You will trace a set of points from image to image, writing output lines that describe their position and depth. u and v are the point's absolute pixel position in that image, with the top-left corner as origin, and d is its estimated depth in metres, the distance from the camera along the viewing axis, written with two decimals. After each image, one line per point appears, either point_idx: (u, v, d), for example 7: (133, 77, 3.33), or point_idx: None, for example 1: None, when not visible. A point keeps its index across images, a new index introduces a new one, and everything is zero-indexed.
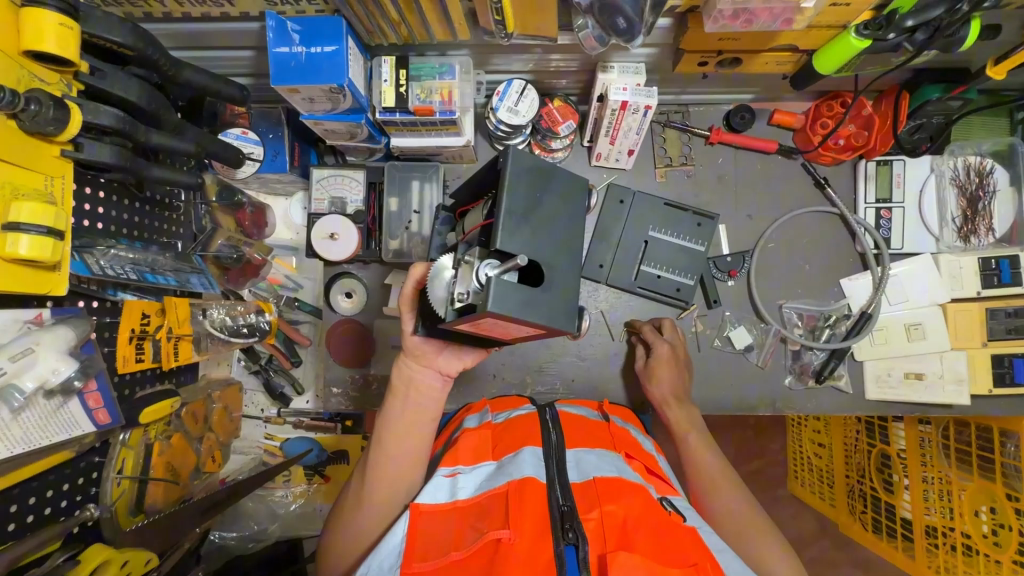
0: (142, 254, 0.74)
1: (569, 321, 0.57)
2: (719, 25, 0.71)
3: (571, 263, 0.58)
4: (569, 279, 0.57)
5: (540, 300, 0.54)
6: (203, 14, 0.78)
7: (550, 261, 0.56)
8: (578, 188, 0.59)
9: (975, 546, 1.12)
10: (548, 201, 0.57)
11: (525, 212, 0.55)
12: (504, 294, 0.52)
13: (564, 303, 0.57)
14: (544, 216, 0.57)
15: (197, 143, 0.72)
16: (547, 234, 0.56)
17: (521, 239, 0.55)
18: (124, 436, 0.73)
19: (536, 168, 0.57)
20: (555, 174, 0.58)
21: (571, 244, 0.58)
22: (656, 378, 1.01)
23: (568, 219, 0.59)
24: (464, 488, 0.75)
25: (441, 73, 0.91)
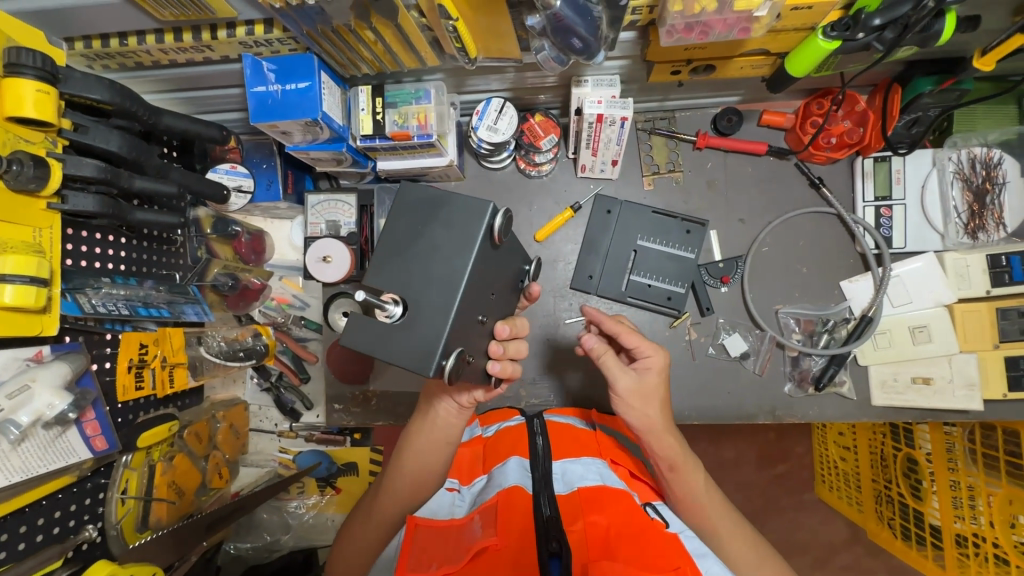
0: (136, 290, 0.79)
1: (423, 363, 0.51)
2: (675, 37, 0.71)
3: (445, 297, 0.52)
4: (437, 316, 0.52)
5: (392, 338, 0.52)
6: (186, 60, 0.83)
7: (419, 296, 0.53)
8: (472, 216, 0.54)
9: (1007, 557, 1.06)
10: (429, 232, 0.54)
11: (399, 246, 0.55)
12: (359, 329, 0.53)
13: (426, 341, 0.52)
14: (420, 248, 0.54)
15: (180, 184, 0.77)
16: (421, 266, 0.54)
17: (388, 276, 0.54)
18: (125, 459, 0.79)
19: (426, 198, 0.55)
20: (447, 202, 0.54)
21: (450, 275, 0.53)
22: (631, 409, 0.80)
23: (449, 248, 0.54)
24: (460, 506, 0.78)
25: (417, 98, 0.93)
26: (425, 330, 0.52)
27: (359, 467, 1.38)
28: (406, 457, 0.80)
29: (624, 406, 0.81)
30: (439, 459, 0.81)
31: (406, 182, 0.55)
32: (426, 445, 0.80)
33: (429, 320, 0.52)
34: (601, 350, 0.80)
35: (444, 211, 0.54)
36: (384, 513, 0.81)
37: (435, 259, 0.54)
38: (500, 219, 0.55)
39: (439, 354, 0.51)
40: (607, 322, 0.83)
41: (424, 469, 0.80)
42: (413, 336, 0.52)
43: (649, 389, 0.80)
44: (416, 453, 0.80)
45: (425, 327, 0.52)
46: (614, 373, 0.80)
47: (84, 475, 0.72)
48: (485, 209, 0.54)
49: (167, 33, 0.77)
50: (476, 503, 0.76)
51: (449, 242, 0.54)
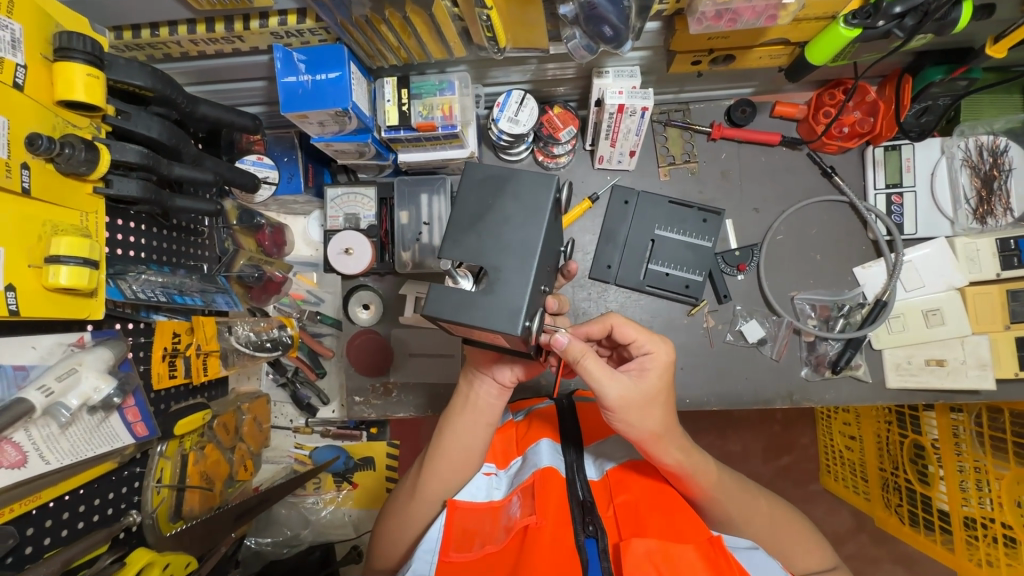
0: (171, 278, 0.80)
1: (512, 324, 0.53)
2: (704, 25, 0.73)
3: (523, 261, 0.55)
4: (519, 279, 0.54)
5: (476, 303, 0.54)
6: (216, 51, 0.84)
7: (497, 263, 0.55)
8: (540, 187, 0.56)
9: (1017, 537, 1.08)
10: (500, 204, 0.57)
11: (473, 220, 0.57)
12: (442, 298, 0.55)
13: (510, 303, 0.54)
14: (493, 220, 0.57)
15: (215, 171, 0.78)
16: (496, 235, 0.56)
17: (463, 248, 0.56)
18: (161, 448, 0.79)
19: (490, 176, 0.58)
20: (513, 177, 0.57)
21: (526, 243, 0.55)
22: (628, 420, 0.68)
23: (521, 219, 0.56)
24: (498, 489, 0.80)
25: (441, 89, 0.95)
26: (507, 293, 0.54)
27: (376, 461, 1.38)
28: (447, 440, 0.79)
29: (619, 418, 0.68)
30: (480, 441, 0.80)
31: (472, 161, 0.58)
32: (467, 426, 0.79)
33: (511, 283, 0.54)
34: (581, 353, 0.65)
35: (511, 185, 0.57)
36: (425, 498, 0.79)
37: (509, 228, 0.56)
38: (565, 191, 0.58)
39: (525, 313, 0.53)
40: (594, 324, 0.72)
41: (465, 451, 0.79)
42: (496, 299, 0.54)
43: (649, 395, 0.68)
44: (457, 435, 0.79)
45: (507, 291, 0.54)
46: (603, 381, 0.66)
47: (124, 463, 0.72)
48: (552, 181, 0.57)
49: (199, 23, 0.77)
50: (513, 484, 0.78)
51: (520, 212, 0.56)
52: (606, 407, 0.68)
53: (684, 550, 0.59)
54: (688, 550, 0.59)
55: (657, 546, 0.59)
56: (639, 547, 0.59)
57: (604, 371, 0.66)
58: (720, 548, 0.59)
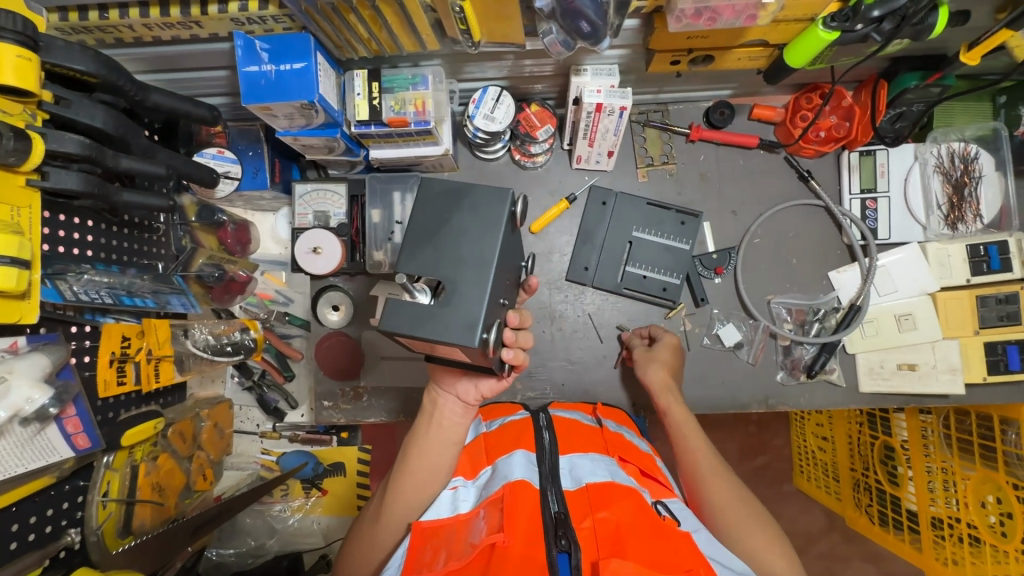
0: (119, 278, 0.75)
1: (468, 336, 0.51)
2: (683, 23, 0.71)
3: (479, 274, 0.53)
4: (474, 292, 0.53)
5: (434, 316, 0.53)
6: (172, 37, 0.79)
7: (453, 275, 0.54)
8: (495, 200, 0.56)
9: (981, 537, 1.10)
10: (456, 218, 0.56)
11: (430, 234, 0.56)
12: (398, 311, 0.53)
13: (466, 316, 0.52)
14: (450, 233, 0.55)
15: (168, 165, 0.73)
16: (452, 248, 0.55)
17: (420, 260, 0.55)
18: (108, 459, 0.74)
19: (447, 191, 0.57)
20: (469, 191, 0.57)
21: (483, 255, 0.54)
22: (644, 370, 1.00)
23: (477, 232, 0.55)
24: (464, 501, 0.75)
25: (414, 83, 0.91)
26: (464, 306, 0.53)
27: (347, 467, 1.34)
28: (413, 459, 0.77)
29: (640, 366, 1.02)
30: (447, 459, 0.78)
31: (429, 176, 0.57)
32: (433, 444, 0.77)
33: (467, 295, 0.53)
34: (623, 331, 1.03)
35: (467, 199, 0.56)
36: (391, 521, 0.76)
37: (465, 241, 0.55)
38: (521, 205, 0.57)
39: (481, 324, 0.51)
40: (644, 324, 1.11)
41: (432, 470, 0.77)
42: (454, 312, 0.53)
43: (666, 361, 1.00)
44: (423, 454, 0.77)
45: (464, 303, 0.53)
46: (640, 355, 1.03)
47: (61, 476, 0.68)
48: (508, 195, 0.56)
49: (152, 7, 0.73)
50: (482, 497, 0.73)
51: (476, 224, 0.55)
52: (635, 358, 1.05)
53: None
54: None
55: (635, 574, 0.57)
56: (618, 571, 0.57)
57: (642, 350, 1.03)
58: None
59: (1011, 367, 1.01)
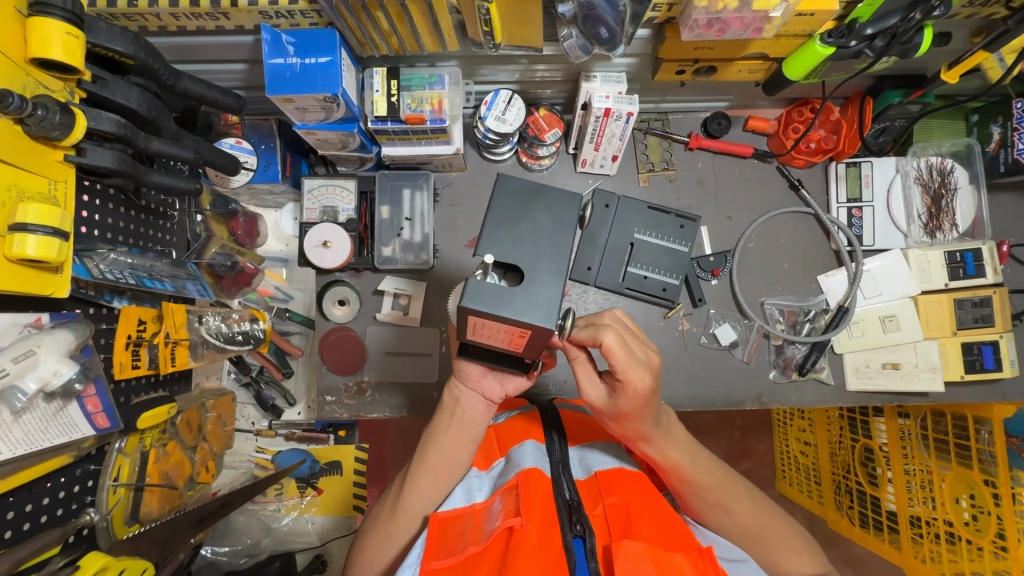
0: (140, 260, 0.76)
1: (547, 320, 0.53)
2: (695, 33, 0.77)
3: (556, 266, 0.55)
4: (552, 282, 0.54)
5: (512, 298, 0.54)
6: (198, 28, 0.80)
7: (531, 265, 0.55)
8: (570, 199, 0.57)
9: (958, 533, 1.14)
10: (533, 213, 0.57)
11: (508, 226, 0.56)
12: (478, 292, 0.54)
13: (544, 303, 0.54)
14: (527, 227, 0.56)
15: (195, 150, 0.75)
16: (530, 240, 0.56)
17: (498, 247, 0.55)
18: (120, 444, 0.74)
19: (528, 184, 0.58)
20: (545, 189, 0.57)
21: (559, 250, 0.56)
22: (610, 420, 0.76)
23: (555, 228, 0.56)
24: (479, 491, 0.75)
25: (431, 83, 0.94)
26: (542, 293, 0.54)
27: (343, 465, 1.33)
28: (432, 454, 0.78)
29: (603, 417, 0.77)
30: (465, 454, 0.79)
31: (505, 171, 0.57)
32: (452, 439, 0.78)
33: (546, 284, 0.55)
34: (582, 348, 0.70)
35: (544, 197, 0.57)
36: (407, 512, 0.77)
37: (542, 235, 0.56)
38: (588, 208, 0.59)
39: (561, 311, 0.54)
40: (596, 320, 0.71)
41: (450, 465, 0.79)
42: (530, 297, 0.54)
43: (628, 412, 0.71)
44: (442, 449, 0.78)
45: (542, 291, 0.54)
46: (586, 388, 0.75)
47: (79, 458, 0.68)
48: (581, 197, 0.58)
49: None
50: (496, 486, 0.73)
51: (551, 221, 0.56)
52: (590, 407, 0.77)
53: (673, 556, 0.58)
54: (677, 557, 0.57)
55: (647, 552, 0.57)
56: (629, 552, 0.57)
57: (587, 378, 0.75)
58: (710, 561, 0.58)
59: (985, 366, 1.08)
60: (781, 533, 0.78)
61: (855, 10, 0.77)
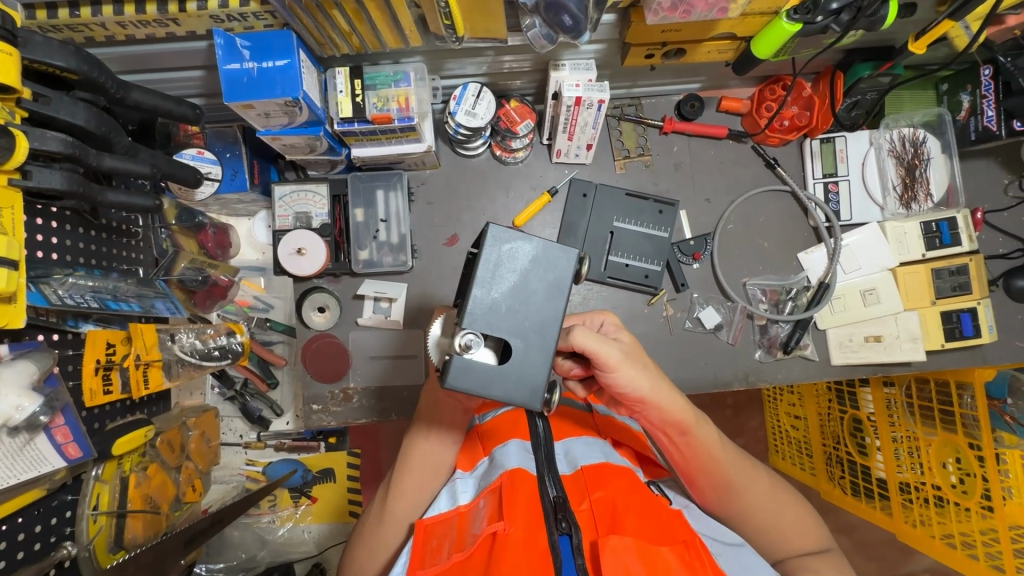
0: (103, 282, 0.73)
1: (534, 401, 0.54)
2: (660, 16, 0.75)
3: (545, 339, 0.54)
4: (541, 358, 0.54)
5: (499, 377, 0.53)
6: (147, 36, 0.77)
7: (521, 339, 0.53)
8: (562, 258, 0.54)
9: (945, 496, 1.16)
10: (523, 275, 0.54)
11: (494, 292, 0.54)
12: (466, 373, 0.53)
13: (531, 380, 0.54)
14: (516, 291, 0.54)
15: (152, 164, 0.72)
16: (519, 307, 0.54)
17: (485, 319, 0.53)
18: (97, 471, 0.72)
19: (515, 244, 0.54)
20: (538, 246, 0.54)
21: (549, 321, 0.54)
22: (630, 377, 0.68)
23: (545, 298, 0.54)
24: (464, 492, 0.74)
25: (396, 81, 0.92)
26: (529, 371, 0.54)
27: (337, 472, 1.33)
28: (414, 459, 0.78)
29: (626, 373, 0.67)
30: (448, 457, 0.80)
31: (497, 224, 0.53)
32: (434, 445, 0.79)
33: (534, 360, 0.54)
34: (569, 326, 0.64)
35: (535, 255, 0.54)
36: (394, 519, 0.77)
37: (531, 303, 0.54)
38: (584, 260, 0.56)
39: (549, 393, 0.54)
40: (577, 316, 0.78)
41: (433, 468, 0.79)
42: (519, 375, 0.54)
43: (635, 352, 0.70)
44: (424, 454, 0.78)
45: (529, 369, 0.54)
46: (598, 345, 0.64)
47: (53, 489, 0.66)
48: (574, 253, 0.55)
49: (127, 4, 0.71)
50: (480, 487, 0.73)
51: (542, 284, 0.54)
52: (604, 368, 0.66)
53: (660, 550, 0.58)
54: (664, 550, 0.58)
55: (634, 547, 0.57)
56: (616, 546, 0.57)
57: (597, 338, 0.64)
58: (695, 551, 0.59)
59: (965, 333, 1.09)
60: (782, 508, 0.79)
61: None
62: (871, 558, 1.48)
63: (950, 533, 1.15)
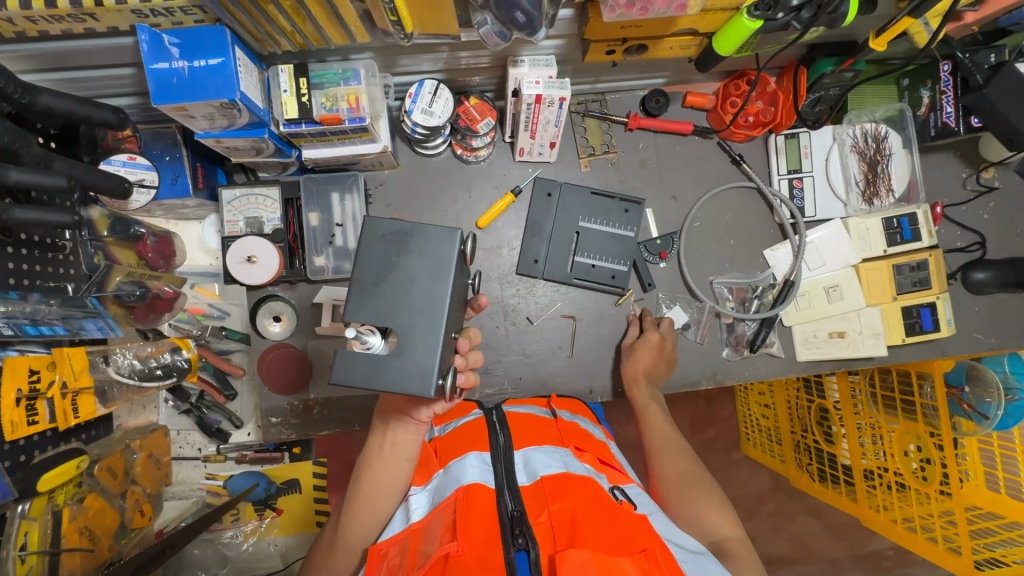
0: (20, 305, 0.69)
1: (423, 386, 0.57)
2: (617, 13, 0.72)
3: (432, 320, 0.58)
4: (427, 341, 0.57)
5: (386, 364, 0.57)
6: (62, 31, 0.71)
7: (405, 323, 0.58)
8: (444, 242, 0.59)
9: (906, 482, 1.19)
10: (405, 262, 0.59)
11: (377, 281, 0.59)
12: (350, 363, 0.57)
13: (419, 365, 0.57)
14: (399, 279, 0.59)
15: (70, 175, 0.67)
16: (404, 292, 0.59)
17: (371, 308, 0.58)
18: (23, 508, 0.67)
19: (397, 232, 0.59)
20: (416, 233, 0.59)
21: (435, 304, 0.58)
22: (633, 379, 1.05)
23: (428, 282, 0.59)
24: (417, 509, 0.71)
25: (345, 78, 0.86)
26: (417, 355, 0.57)
27: (302, 483, 1.28)
28: (368, 479, 0.74)
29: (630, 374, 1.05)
30: (402, 475, 0.75)
31: (372, 218, 0.59)
32: (387, 465, 0.74)
33: (422, 343, 0.58)
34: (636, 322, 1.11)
35: (416, 242, 0.59)
36: (349, 541, 0.74)
37: (415, 288, 0.59)
38: (469, 243, 0.61)
39: (436, 376, 0.57)
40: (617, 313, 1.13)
41: (388, 489, 0.74)
42: (407, 361, 0.57)
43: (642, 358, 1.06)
44: (378, 474, 0.74)
45: (417, 353, 0.57)
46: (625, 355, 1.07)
47: None
48: (456, 237, 0.60)
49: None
50: (434, 502, 0.70)
51: (425, 269, 0.59)
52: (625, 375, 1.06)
53: (619, 561, 0.56)
54: (622, 561, 0.56)
55: (593, 560, 0.55)
56: (574, 561, 0.55)
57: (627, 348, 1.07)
58: (654, 561, 0.57)
59: (925, 328, 1.11)
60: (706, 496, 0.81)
61: None
62: (838, 538, 1.48)
63: (910, 517, 1.18)
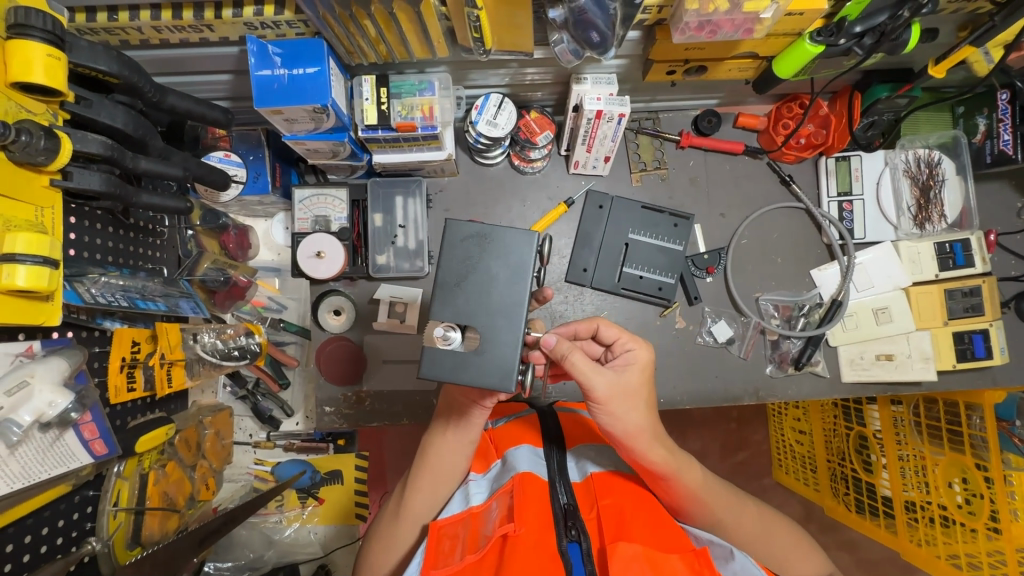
0: (132, 281, 0.75)
1: (503, 383, 0.59)
2: (686, 35, 0.77)
3: (512, 321, 0.60)
4: (507, 338, 0.60)
5: (468, 362, 0.60)
6: (180, 40, 0.79)
7: (486, 323, 0.60)
8: (522, 244, 0.61)
9: (952, 517, 1.15)
10: (485, 264, 0.61)
11: (458, 282, 0.61)
12: (435, 359, 0.60)
13: (500, 364, 0.60)
14: (479, 280, 0.61)
15: (184, 167, 0.74)
16: (485, 293, 0.61)
17: (454, 308, 0.60)
18: (119, 468, 0.74)
19: (476, 235, 0.61)
20: (496, 236, 0.61)
21: (514, 305, 0.60)
22: (615, 413, 0.71)
23: (507, 284, 0.61)
24: (477, 493, 0.75)
25: (421, 90, 0.93)
26: (498, 353, 0.60)
27: (344, 474, 1.33)
28: (432, 456, 0.79)
29: (604, 412, 0.71)
30: (463, 458, 0.80)
31: (454, 221, 0.61)
32: (452, 445, 0.79)
33: (502, 341, 0.60)
34: (566, 351, 0.67)
35: (495, 245, 0.61)
36: (411, 514, 0.78)
37: (495, 289, 0.61)
38: (546, 244, 0.62)
39: (516, 373, 0.59)
40: (582, 325, 0.80)
41: (449, 468, 0.79)
42: (488, 359, 0.60)
43: (632, 390, 0.72)
44: (441, 452, 0.79)
45: (498, 352, 0.60)
46: (589, 376, 0.68)
47: (77, 485, 0.68)
48: (534, 239, 0.61)
49: (164, 9, 0.72)
50: (493, 489, 0.73)
51: (505, 271, 0.61)
52: (593, 400, 0.70)
53: (669, 558, 0.58)
54: (672, 558, 0.58)
55: (643, 554, 0.57)
56: (624, 553, 0.56)
57: (590, 366, 0.68)
58: (704, 560, 0.58)
59: (977, 354, 1.10)
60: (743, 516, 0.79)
61: (845, 7, 0.76)
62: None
63: (956, 554, 1.14)
